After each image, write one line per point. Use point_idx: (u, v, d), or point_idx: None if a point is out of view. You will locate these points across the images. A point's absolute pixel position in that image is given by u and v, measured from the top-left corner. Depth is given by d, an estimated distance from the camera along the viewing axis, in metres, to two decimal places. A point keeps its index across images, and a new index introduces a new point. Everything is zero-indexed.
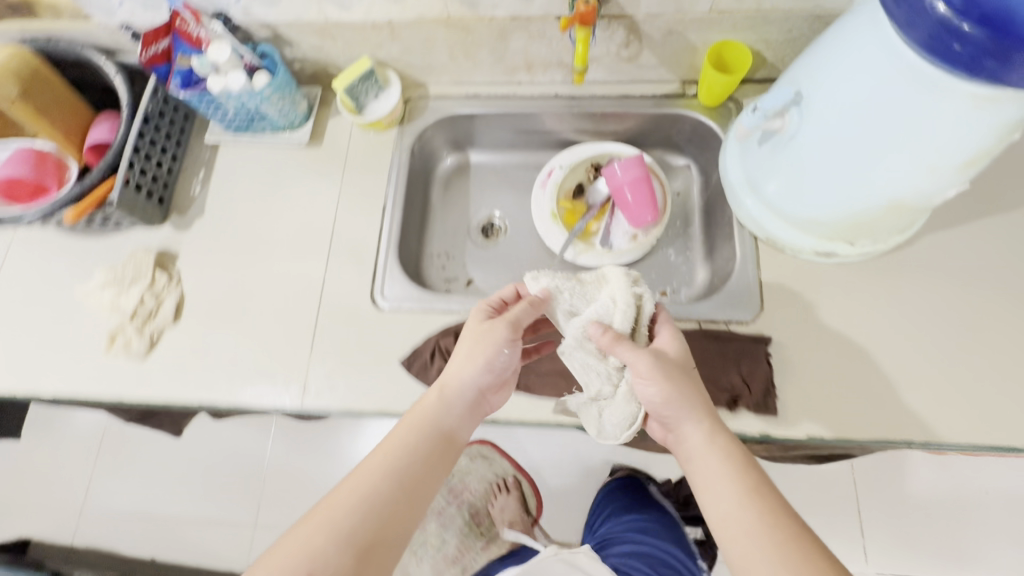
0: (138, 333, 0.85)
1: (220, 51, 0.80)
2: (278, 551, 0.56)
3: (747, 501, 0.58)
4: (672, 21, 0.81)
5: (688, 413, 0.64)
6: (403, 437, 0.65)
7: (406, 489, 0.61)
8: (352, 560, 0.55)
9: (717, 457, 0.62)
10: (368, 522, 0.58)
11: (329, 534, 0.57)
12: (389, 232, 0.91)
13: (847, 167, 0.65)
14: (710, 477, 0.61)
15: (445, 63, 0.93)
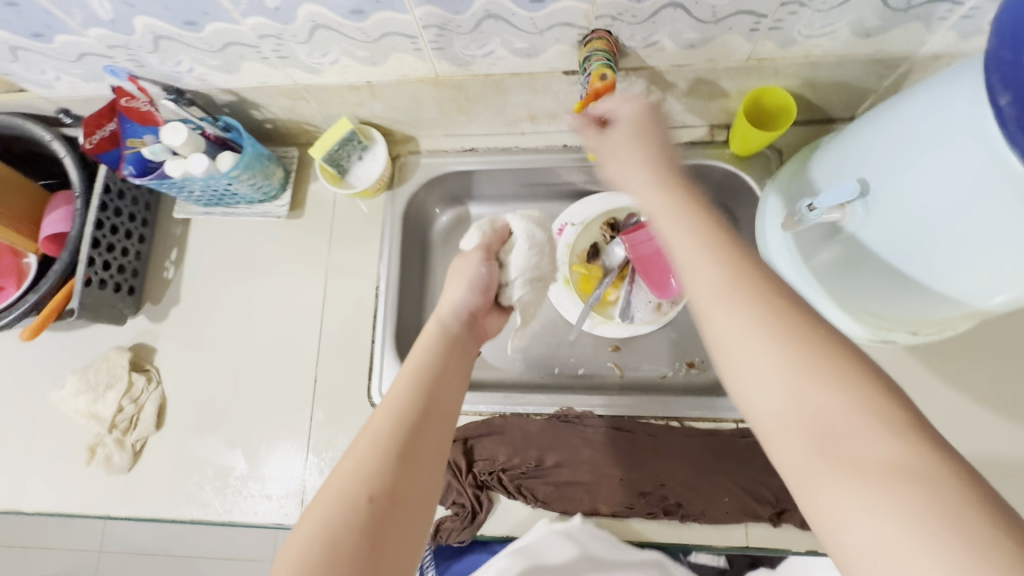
0: (117, 445, 0.78)
1: (177, 135, 0.69)
2: (313, 508, 0.45)
3: (785, 364, 0.39)
4: (703, 71, 0.68)
5: (698, 248, 0.46)
6: (422, 359, 0.55)
7: (440, 408, 0.52)
8: (410, 486, 0.47)
9: (723, 289, 0.43)
10: (409, 437, 0.49)
11: (370, 456, 0.47)
12: (386, 314, 0.81)
13: (921, 262, 0.54)
14: (733, 342, 0.42)
15: (435, 117, 0.80)
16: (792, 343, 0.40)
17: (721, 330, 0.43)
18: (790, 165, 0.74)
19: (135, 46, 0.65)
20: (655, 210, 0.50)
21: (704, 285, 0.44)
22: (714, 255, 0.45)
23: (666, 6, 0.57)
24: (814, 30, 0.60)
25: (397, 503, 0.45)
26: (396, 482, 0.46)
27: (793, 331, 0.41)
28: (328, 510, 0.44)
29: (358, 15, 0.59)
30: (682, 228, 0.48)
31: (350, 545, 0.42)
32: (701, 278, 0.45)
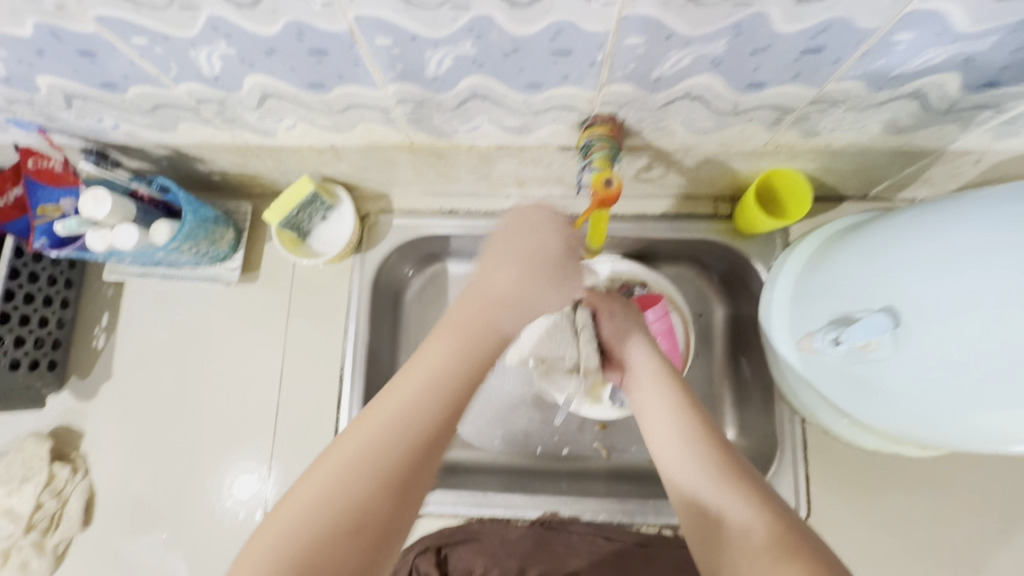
0: (36, 549, 0.67)
1: (101, 209, 0.58)
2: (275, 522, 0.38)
3: (698, 453, 0.49)
4: (713, 153, 0.61)
5: (655, 384, 0.56)
6: (446, 361, 0.44)
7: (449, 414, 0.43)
8: (391, 508, 0.39)
9: (682, 435, 0.50)
10: (406, 453, 0.40)
11: (352, 468, 0.39)
12: (352, 396, 0.73)
13: (939, 406, 0.48)
14: (686, 481, 0.48)
15: (410, 178, 0.71)
16: (732, 478, 0.46)
17: (677, 471, 0.49)
18: (806, 252, 0.68)
19: (42, 103, 0.53)
20: (645, 371, 0.58)
21: (665, 433, 0.52)
22: (676, 400, 0.54)
23: (682, 98, 0.49)
24: (841, 124, 0.54)
25: (375, 533, 0.38)
26: (379, 510, 0.38)
27: (737, 471, 0.46)
28: (297, 527, 0.37)
29: (317, 87, 0.49)
30: (655, 392, 0.55)
31: (315, 568, 0.35)
32: (666, 424, 0.52)
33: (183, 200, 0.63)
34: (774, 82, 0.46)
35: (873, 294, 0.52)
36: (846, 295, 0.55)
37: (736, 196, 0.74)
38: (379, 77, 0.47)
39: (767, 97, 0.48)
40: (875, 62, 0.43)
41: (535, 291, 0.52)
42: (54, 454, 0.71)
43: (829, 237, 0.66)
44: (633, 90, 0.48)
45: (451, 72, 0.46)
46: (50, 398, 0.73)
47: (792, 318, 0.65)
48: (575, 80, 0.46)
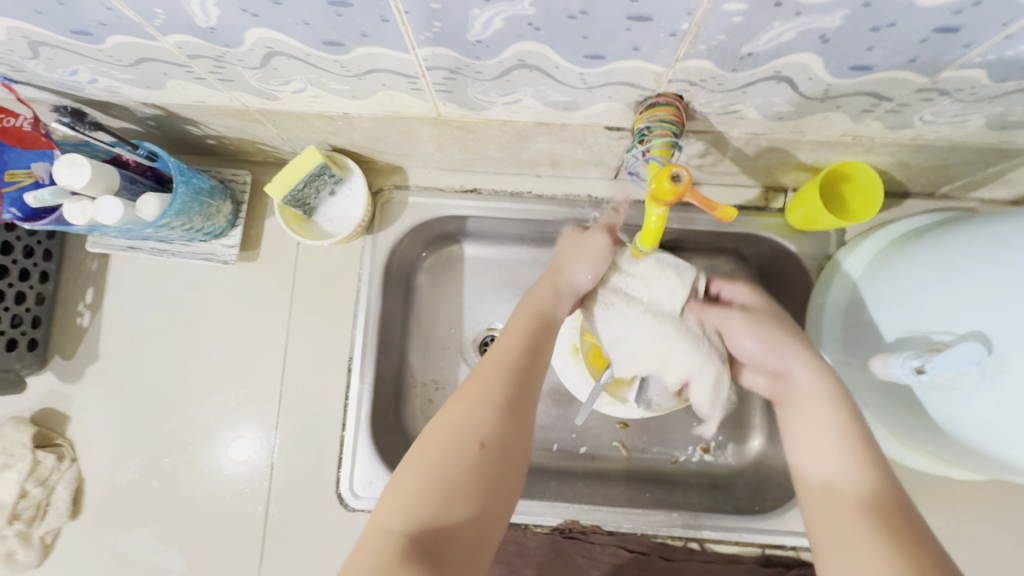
0: (22, 539, 0.63)
1: (79, 181, 0.51)
2: (420, 448, 0.44)
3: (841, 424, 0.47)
4: (781, 141, 0.53)
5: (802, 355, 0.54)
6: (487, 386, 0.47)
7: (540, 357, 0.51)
8: (518, 436, 0.46)
9: (821, 412, 0.48)
10: (521, 393, 0.47)
11: (481, 404, 0.46)
12: (360, 387, 0.67)
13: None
14: (815, 451, 0.47)
15: (431, 152, 0.63)
16: (858, 437, 0.46)
17: (809, 448, 0.47)
18: (868, 254, 0.61)
19: (4, 49, 0.45)
20: (803, 385, 0.51)
21: (802, 409, 0.50)
22: (815, 376, 0.51)
23: (767, 79, 0.41)
24: (941, 117, 0.46)
25: (506, 459, 0.44)
26: (507, 437, 0.45)
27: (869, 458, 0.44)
28: (436, 453, 0.42)
29: (334, 47, 0.41)
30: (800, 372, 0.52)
31: (462, 486, 0.41)
32: (806, 400, 0.50)
33: (173, 168, 0.55)
34: (884, 66, 0.39)
35: (952, 314, 0.46)
36: (917, 309, 0.50)
37: (789, 187, 0.67)
38: (410, 38, 0.39)
39: (868, 82, 0.41)
40: (1015, 48, 0.35)
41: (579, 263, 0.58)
42: (37, 439, 0.66)
43: (895, 239, 0.60)
44: (712, 67, 0.40)
45: (500, 35, 0.38)
46: (31, 379, 0.67)
47: (848, 325, 0.60)
48: (646, 52, 0.38)
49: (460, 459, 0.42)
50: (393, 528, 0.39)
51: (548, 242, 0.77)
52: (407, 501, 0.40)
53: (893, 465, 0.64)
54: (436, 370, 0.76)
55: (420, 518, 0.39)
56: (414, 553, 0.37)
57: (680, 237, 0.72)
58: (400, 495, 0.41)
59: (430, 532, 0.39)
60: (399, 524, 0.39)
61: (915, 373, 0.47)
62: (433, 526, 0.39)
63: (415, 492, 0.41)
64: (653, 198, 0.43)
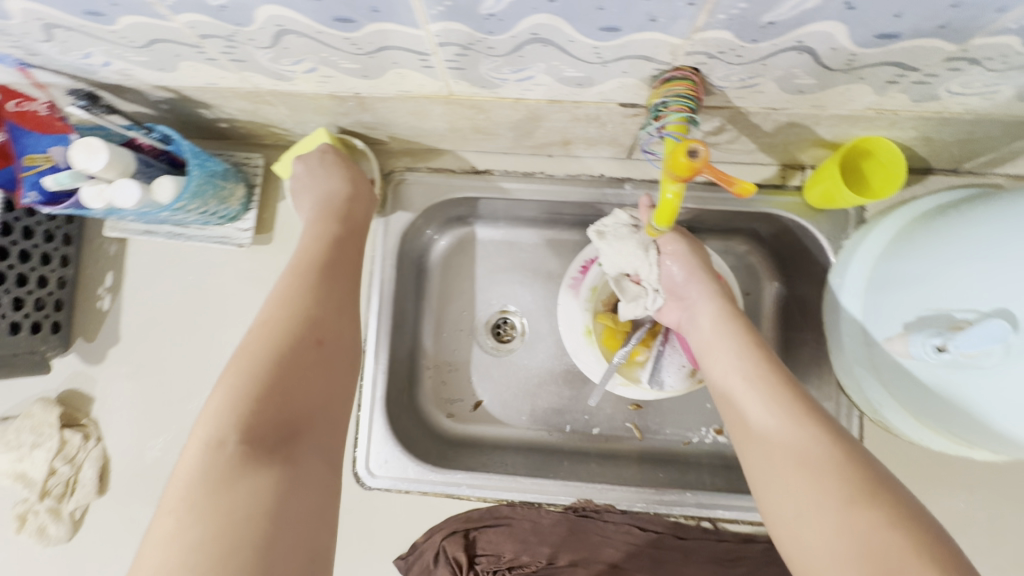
0: (53, 514, 0.66)
1: (95, 163, 0.51)
2: (247, 351, 0.46)
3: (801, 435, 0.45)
4: (800, 116, 0.52)
5: (727, 344, 0.55)
6: (289, 303, 0.51)
7: (334, 281, 0.55)
8: (330, 332, 0.51)
9: (748, 383, 0.50)
10: (322, 311, 0.51)
11: (291, 325, 0.49)
12: (375, 368, 0.68)
13: None
14: (753, 427, 0.48)
15: (442, 133, 0.63)
16: (805, 439, 0.45)
17: (742, 419, 0.50)
18: (889, 231, 0.60)
19: (18, 33, 0.45)
20: (707, 320, 0.58)
21: (728, 378, 0.53)
22: (740, 344, 0.54)
23: (788, 50, 0.40)
24: (969, 88, 0.45)
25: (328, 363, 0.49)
26: (332, 335, 0.51)
27: (804, 413, 0.47)
28: (268, 350, 0.46)
29: (345, 24, 0.41)
30: (720, 342, 0.55)
31: (246, 401, 0.43)
32: (730, 368, 0.53)
33: (187, 152, 0.55)
34: (911, 34, 0.37)
35: (980, 292, 0.45)
36: (942, 287, 0.48)
37: (808, 164, 0.66)
38: (422, 13, 0.38)
39: (895, 51, 0.39)
40: None
41: (361, 201, 0.64)
42: (63, 419, 0.68)
43: (918, 216, 0.58)
44: (731, 38, 0.39)
45: (513, 8, 0.37)
46: (55, 362, 0.69)
47: (866, 305, 0.58)
48: (663, 24, 0.37)
49: (294, 352, 0.47)
50: (226, 441, 0.40)
51: (560, 224, 0.76)
52: (243, 377, 0.44)
53: (910, 447, 0.64)
54: (449, 352, 0.76)
55: (264, 390, 0.44)
56: (258, 433, 0.42)
57: (694, 217, 0.71)
58: (242, 375, 0.44)
59: (261, 413, 0.43)
60: (239, 406, 0.43)
61: (936, 351, 0.47)
62: (275, 400, 0.44)
63: (255, 376, 0.44)
64: (669, 174, 0.43)
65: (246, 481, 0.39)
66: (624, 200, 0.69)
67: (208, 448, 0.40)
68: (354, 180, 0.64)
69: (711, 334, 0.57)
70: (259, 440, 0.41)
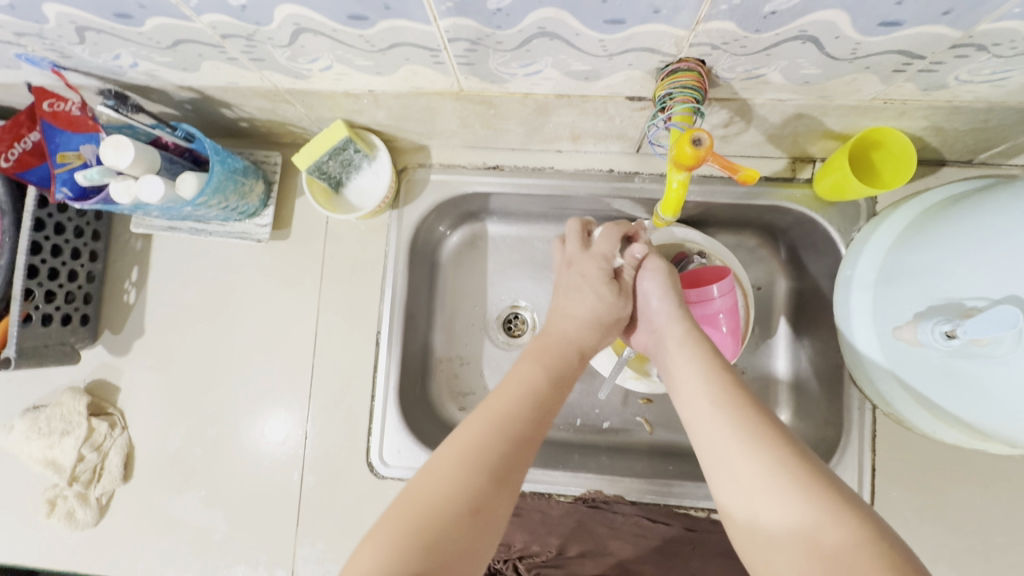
0: (81, 500, 0.68)
1: (123, 160, 0.54)
2: (455, 447, 0.44)
3: (768, 459, 0.40)
4: (808, 107, 0.52)
5: (687, 357, 0.51)
6: (503, 417, 0.47)
7: (549, 350, 0.55)
8: (511, 483, 0.43)
9: (714, 407, 0.45)
10: (516, 445, 0.45)
11: (527, 397, 0.49)
12: (388, 359, 0.69)
13: None
14: (719, 451, 0.43)
15: (454, 129, 0.64)
16: (768, 456, 0.40)
17: (708, 442, 0.44)
18: (900, 223, 0.60)
19: (53, 36, 0.48)
20: (674, 339, 0.54)
21: (691, 399, 0.48)
22: (708, 362, 0.50)
23: (792, 39, 0.41)
24: (977, 75, 0.45)
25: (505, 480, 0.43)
26: (494, 504, 0.42)
27: (772, 432, 0.42)
28: (463, 496, 0.40)
29: (359, 21, 0.42)
30: (686, 362, 0.51)
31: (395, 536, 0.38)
32: (695, 390, 0.48)
33: (209, 148, 0.58)
34: (915, 21, 0.38)
35: (992, 279, 0.45)
36: (954, 276, 0.48)
37: (818, 157, 0.66)
38: (432, 9, 0.40)
39: (898, 39, 0.40)
40: None
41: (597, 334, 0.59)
42: (91, 408, 0.70)
43: (929, 208, 0.58)
44: (734, 29, 0.40)
45: (519, 2, 0.38)
46: (84, 352, 0.71)
47: (877, 299, 0.58)
48: (666, 15, 0.38)
49: (509, 450, 0.45)
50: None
51: (571, 220, 0.77)
52: (474, 441, 0.45)
53: (924, 441, 0.63)
54: (461, 347, 0.78)
55: (443, 535, 0.38)
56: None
57: (703, 212, 0.72)
58: (483, 429, 0.46)
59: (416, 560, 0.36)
60: (465, 482, 0.41)
61: (945, 338, 0.47)
62: (480, 485, 0.42)
63: (490, 447, 0.44)
64: (674, 163, 0.44)
65: None
66: (633, 194, 0.69)
67: (403, 523, 0.39)
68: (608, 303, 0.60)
69: (677, 356, 0.53)
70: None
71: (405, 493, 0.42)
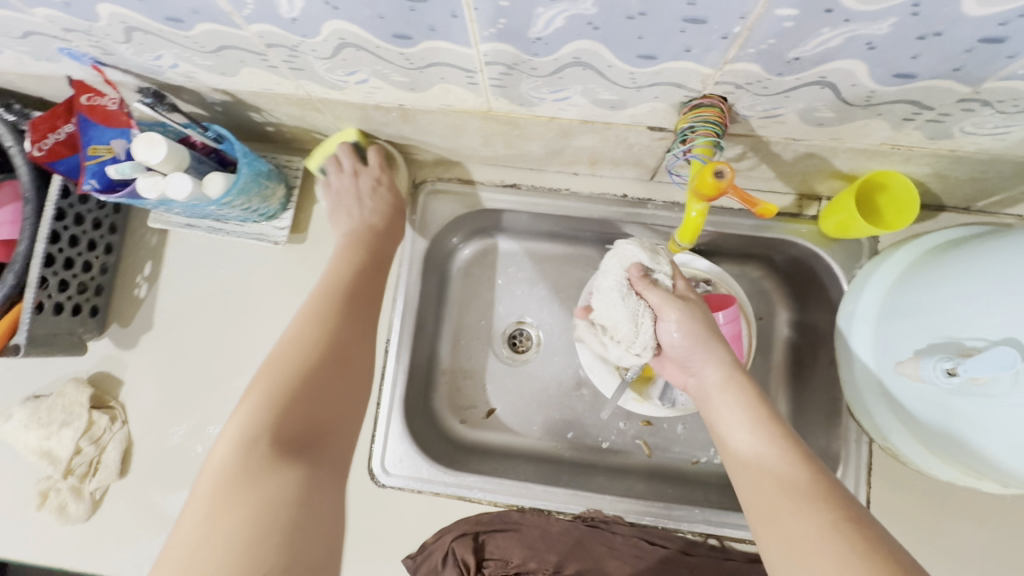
0: (74, 493, 0.67)
1: (155, 155, 0.55)
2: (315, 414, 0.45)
3: (831, 524, 0.40)
4: (819, 148, 0.55)
5: (732, 403, 0.52)
6: (306, 323, 0.51)
7: (360, 309, 0.56)
8: (354, 360, 0.51)
9: (771, 461, 0.46)
10: (344, 331, 0.52)
11: (333, 288, 0.56)
12: (395, 367, 0.70)
13: None
14: (768, 509, 0.44)
15: (475, 147, 0.67)
16: (825, 514, 0.41)
17: (755, 496, 0.46)
18: (902, 262, 0.62)
19: (100, 34, 0.49)
20: (713, 383, 0.55)
21: (740, 442, 0.49)
22: (755, 413, 0.50)
23: (812, 84, 0.43)
24: (981, 128, 0.47)
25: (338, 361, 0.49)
26: (352, 375, 0.49)
27: (823, 492, 0.43)
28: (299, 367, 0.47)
29: (402, 40, 0.44)
30: (731, 409, 0.52)
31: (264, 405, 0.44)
32: (743, 440, 0.49)
33: (239, 151, 0.59)
34: (927, 75, 0.40)
35: (991, 322, 0.47)
36: (951, 315, 0.50)
37: (824, 195, 0.68)
38: (475, 34, 0.42)
39: (911, 90, 0.42)
40: None
41: (342, 217, 0.66)
42: (93, 400, 0.70)
43: (929, 250, 0.60)
44: (759, 71, 0.42)
45: (559, 33, 0.40)
46: (91, 344, 0.72)
47: (878, 336, 0.60)
48: (697, 54, 0.41)
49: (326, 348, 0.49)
50: (257, 438, 0.42)
51: (581, 241, 0.79)
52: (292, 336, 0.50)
53: (917, 476, 0.65)
54: (465, 360, 0.78)
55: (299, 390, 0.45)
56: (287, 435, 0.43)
57: (710, 241, 0.74)
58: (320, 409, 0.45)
59: (291, 419, 0.43)
60: (264, 425, 0.43)
61: (946, 375, 0.49)
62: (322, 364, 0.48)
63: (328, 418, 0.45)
64: (697, 193, 0.47)
65: (267, 482, 0.39)
66: (645, 220, 0.71)
67: (271, 397, 0.45)
68: (367, 195, 0.67)
69: (723, 399, 0.53)
70: (287, 444, 0.42)
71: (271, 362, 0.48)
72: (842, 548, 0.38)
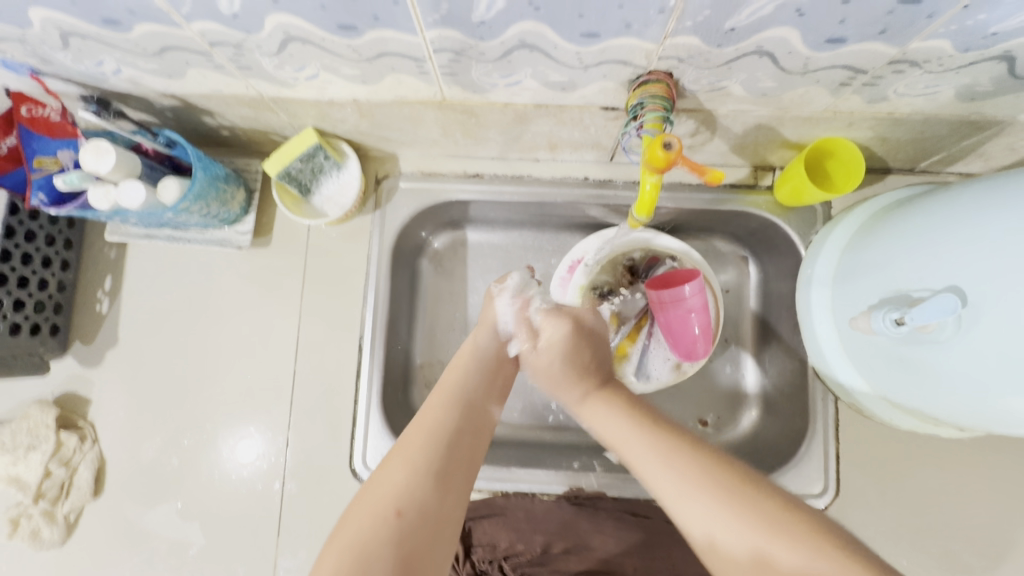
0: (47, 517, 0.65)
1: (105, 164, 0.53)
2: (405, 442, 0.48)
3: (756, 510, 0.41)
4: (767, 118, 0.57)
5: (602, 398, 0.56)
6: (456, 391, 0.54)
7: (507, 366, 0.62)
8: (476, 421, 0.52)
9: (640, 445, 0.49)
10: (472, 412, 0.53)
11: (478, 370, 0.58)
12: (371, 364, 0.70)
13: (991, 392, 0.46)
14: (692, 510, 0.43)
15: (435, 138, 0.67)
16: (748, 493, 0.42)
17: (670, 496, 0.45)
18: (854, 224, 0.64)
19: (36, 41, 0.48)
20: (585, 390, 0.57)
21: (612, 428, 0.52)
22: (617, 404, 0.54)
23: (750, 54, 0.45)
24: (913, 89, 0.50)
25: (469, 431, 0.51)
26: (468, 447, 0.50)
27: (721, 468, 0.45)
28: (433, 452, 0.47)
29: (348, 31, 0.44)
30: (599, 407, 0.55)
31: (401, 485, 0.44)
32: (624, 434, 0.51)
33: (192, 155, 0.58)
34: (857, 38, 0.42)
35: (932, 273, 0.49)
36: (897, 271, 0.53)
37: (777, 166, 0.71)
38: (419, 21, 0.42)
39: (844, 55, 0.44)
40: (975, 17, 0.39)
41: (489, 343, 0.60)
42: (60, 421, 0.68)
43: (877, 211, 0.63)
44: (699, 43, 0.43)
45: (502, 16, 0.41)
46: (53, 364, 0.70)
47: (835, 294, 0.62)
48: (637, 30, 0.42)
49: (461, 424, 0.51)
50: (385, 513, 0.43)
51: (549, 226, 0.79)
52: (414, 454, 0.47)
53: (881, 428, 0.67)
54: (442, 352, 0.78)
55: (451, 449, 0.48)
56: (407, 518, 0.43)
57: (673, 218, 0.75)
58: (427, 432, 0.49)
59: (422, 487, 0.45)
60: (394, 496, 0.44)
61: (895, 325, 0.51)
62: (438, 462, 0.47)
63: (437, 441, 0.48)
64: (648, 166, 0.48)
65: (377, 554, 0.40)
66: (609, 201, 0.72)
67: (380, 502, 0.43)
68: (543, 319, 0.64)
69: (627, 446, 0.50)
70: (410, 521, 0.43)
71: (376, 492, 0.44)
72: (782, 530, 0.39)
